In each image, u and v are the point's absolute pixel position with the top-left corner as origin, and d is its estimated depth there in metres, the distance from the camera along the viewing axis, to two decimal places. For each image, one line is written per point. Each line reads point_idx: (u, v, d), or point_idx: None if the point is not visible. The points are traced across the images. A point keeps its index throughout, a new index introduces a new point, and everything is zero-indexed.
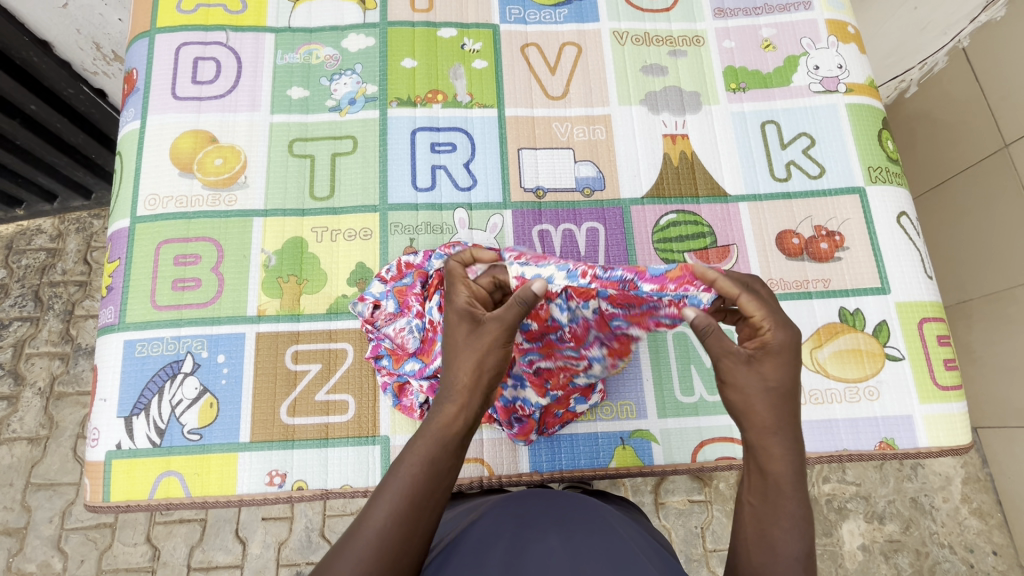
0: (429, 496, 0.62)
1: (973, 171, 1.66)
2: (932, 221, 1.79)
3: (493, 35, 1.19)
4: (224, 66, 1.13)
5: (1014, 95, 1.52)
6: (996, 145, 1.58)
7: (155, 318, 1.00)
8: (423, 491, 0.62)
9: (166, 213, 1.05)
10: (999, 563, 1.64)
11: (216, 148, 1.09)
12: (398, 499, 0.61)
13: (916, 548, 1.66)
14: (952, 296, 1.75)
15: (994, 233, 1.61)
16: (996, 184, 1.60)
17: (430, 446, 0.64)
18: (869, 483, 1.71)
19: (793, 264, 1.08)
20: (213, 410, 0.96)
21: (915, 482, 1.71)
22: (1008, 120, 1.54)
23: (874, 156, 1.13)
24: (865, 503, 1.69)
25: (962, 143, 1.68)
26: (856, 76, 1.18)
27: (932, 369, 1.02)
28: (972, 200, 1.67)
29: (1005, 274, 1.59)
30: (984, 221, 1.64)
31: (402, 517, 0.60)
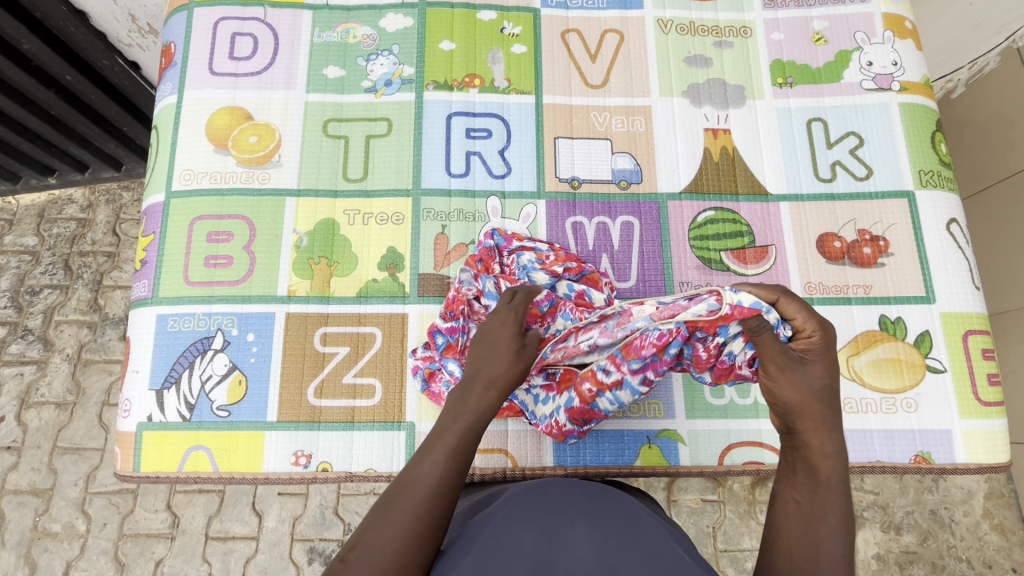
0: (464, 464, 0.66)
1: (1018, 178, 1.60)
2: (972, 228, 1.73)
3: (533, 19, 1.16)
4: (262, 43, 1.12)
5: None
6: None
7: (187, 294, 1.00)
8: (462, 457, 0.65)
9: (200, 189, 1.05)
10: None
11: (251, 126, 1.08)
12: (440, 465, 0.64)
13: (932, 561, 1.63)
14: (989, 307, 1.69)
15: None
16: None
17: (470, 421, 0.68)
18: (888, 493, 1.67)
19: (833, 269, 1.04)
20: (242, 387, 0.97)
21: (936, 494, 1.67)
22: None
23: (926, 160, 1.08)
24: (883, 513, 1.65)
25: (1010, 149, 1.61)
26: (911, 74, 1.13)
27: (975, 384, 0.98)
28: (1017, 208, 1.60)
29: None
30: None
31: (444, 480, 0.63)
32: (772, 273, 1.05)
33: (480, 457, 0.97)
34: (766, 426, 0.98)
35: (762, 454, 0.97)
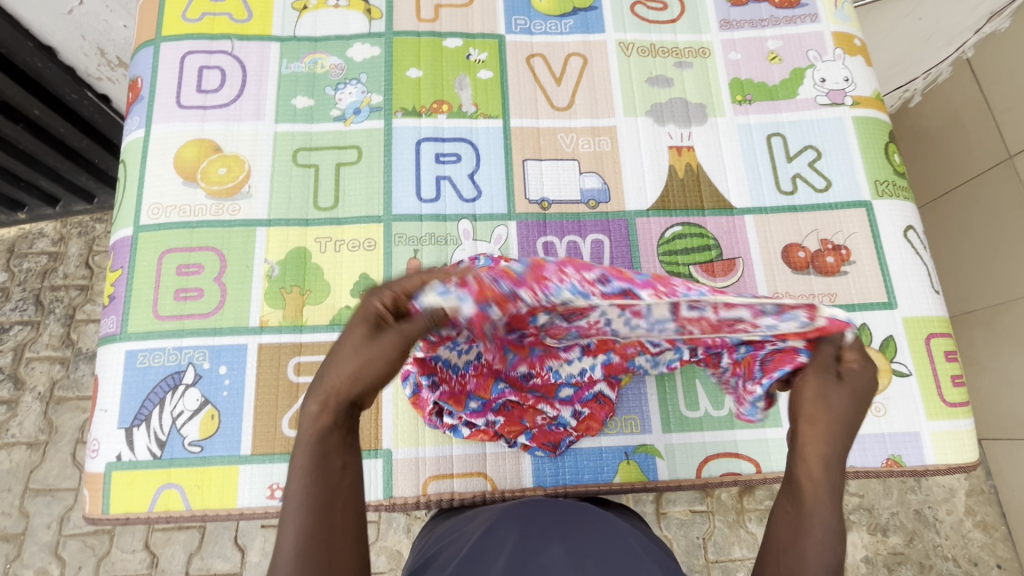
0: (328, 510, 0.59)
1: (975, 182, 1.66)
2: (934, 232, 1.80)
3: (498, 45, 1.18)
4: (229, 75, 1.13)
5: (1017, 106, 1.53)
6: (1000, 155, 1.59)
7: (157, 328, 0.99)
8: (316, 507, 0.58)
9: (169, 222, 1.04)
10: None
11: (220, 157, 1.08)
12: (294, 528, 0.57)
13: (919, 560, 1.65)
14: (955, 306, 1.73)
15: (999, 243, 1.61)
16: (998, 196, 1.60)
17: (309, 469, 0.60)
18: (872, 495, 1.69)
19: (798, 278, 1.07)
20: (214, 422, 0.95)
21: (919, 494, 1.70)
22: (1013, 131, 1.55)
23: (881, 170, 1.13)
24: (869, 515, 1.67)
25: (965, 154, 1.69)
26: (862, 89, 1.17)
27: (940, 386, 1.01)
28: (976, 210, 1.66)
29: (1012, 286, 1.58)
30: (986, 232, 1.64)
31: (301, 543, 0.56)
32: (740, 285, 1.07)
33: (459, 481, 0.96)
34: (741, 437, 0.99)
35: (738, 464, 0.98)
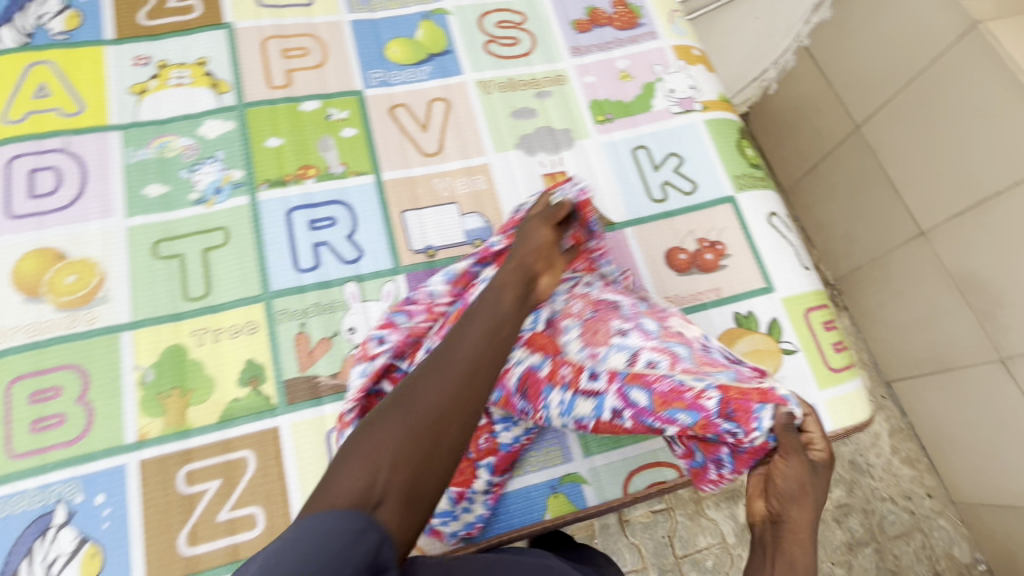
0: (474, 372, 0.70)
1: (835, 152, 1.85)
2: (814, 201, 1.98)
3: (359, 101, 1.18)
4: (66, 175, 1.04)
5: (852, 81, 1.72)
6: (848, 127, 1.78)
7: (12, 470, 0.88)
8: (496, 338, 0.74)
9: (14, 346, 0.93)
10: (935, 505, 1.72)
11: (67, 265, 0.99)
12: (450, 386, 0.68)
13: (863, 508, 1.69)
14: (845, 266, 1.93)
15: (864, 203, 1.80)
16: (853, 162, 1.80)
17: (491, 322, 0.76)
18: None
19: (684, 279, 1.12)
20: (98, 559, 0.85)
21: (850, 445, 1.77)
22: (854, 102, 1.74)
23: (738, 166, 1.21)
24: None
25: (821, 128, 1.87)
26: (708, 94, 1.27)
27: (824, 355, 1.08)
28: (842, 176, 1.85)
29: (880, 242, 1.78)
30: (852, 195, 1.84)
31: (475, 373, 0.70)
32: None
33: None
34: (660, 444, 1.01)
35: (660, 472, 0.99)
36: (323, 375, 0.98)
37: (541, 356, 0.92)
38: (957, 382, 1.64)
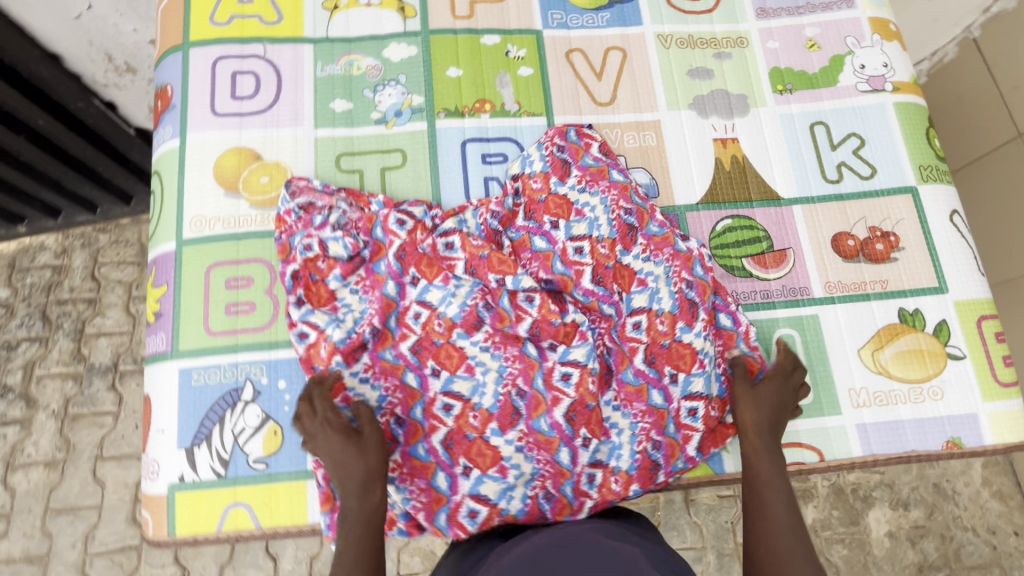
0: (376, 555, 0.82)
1: (987, 158, 1.71)
2: None
3: (537, 41, 1.16)
4: (264, 80, 1.10)
5: None
6: (1009, 133, 1.65)
7: (209, 345, 0.97)
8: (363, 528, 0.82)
9: (213, 235, 1.01)
10: (1020, 543, 1.73)
11: (260, 166, 1.05)
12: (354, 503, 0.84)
13: (941, 533, 1.73)
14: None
15: (1020, 217, 1.64)
16: (1004, 175, 1.67)
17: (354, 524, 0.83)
18: (893, 471, 1.76)
19: (849, 266, 1.08)
20: (278, 437, 0.93)
21: (937, 469, 1.76)
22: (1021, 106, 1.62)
23: (924, 155, 1.13)
24: (891, 491, 1.74)
25: (976, 129, 1.73)
26: (901, 74, 1.18)
27: (993, 366, 1.02)
28: (992, 186, 1.70)
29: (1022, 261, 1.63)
30: (988, 208, 1.71)
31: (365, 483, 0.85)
32: (793, 276, 1.07)
33: None
34: (803, 426, 1.00)
35: (801, 453, 0.99)
36: None
37: (560, 266, 1.00)
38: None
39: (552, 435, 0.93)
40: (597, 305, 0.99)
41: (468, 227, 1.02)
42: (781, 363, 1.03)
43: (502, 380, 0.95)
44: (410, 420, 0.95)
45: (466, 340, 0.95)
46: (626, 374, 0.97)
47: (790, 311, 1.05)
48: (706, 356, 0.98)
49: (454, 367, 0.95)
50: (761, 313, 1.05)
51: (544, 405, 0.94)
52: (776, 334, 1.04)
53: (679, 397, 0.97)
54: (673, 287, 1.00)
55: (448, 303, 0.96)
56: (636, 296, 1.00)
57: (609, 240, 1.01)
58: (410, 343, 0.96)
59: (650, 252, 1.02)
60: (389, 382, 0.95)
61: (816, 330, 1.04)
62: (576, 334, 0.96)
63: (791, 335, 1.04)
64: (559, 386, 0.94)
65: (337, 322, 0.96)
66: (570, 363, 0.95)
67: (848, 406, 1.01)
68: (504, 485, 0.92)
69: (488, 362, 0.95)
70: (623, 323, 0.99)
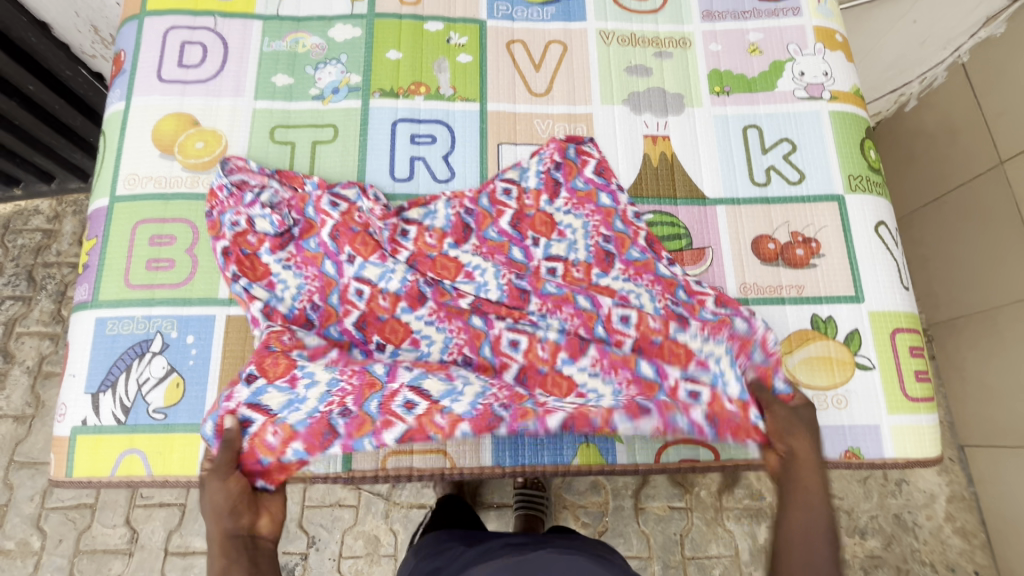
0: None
1: (971, 185, 1.68)
2: (929, 236, 1.84)
3: (479, 30, 1.19)
4: (211, 51, 1.14)
5: (1010, 111, 1.54)
6: (991, 161, 1.61)
7: (127, 297, 1.01)
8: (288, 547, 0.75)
9: (145, 193, 1.06)
10: None
11: (197, 132, 1.09)
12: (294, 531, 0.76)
13: (896, 565, 1.60)
14: (944, 312, 1.78)
15: (994, 247, 1.63)
16: (977, 205, 1.66)
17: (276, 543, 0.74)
18: (851, 498, 1.65)
19: (767, 269, 1.07)
20: (179, 389, 0.96)
21: (898, 498, 1.66)
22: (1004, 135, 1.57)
23: (854, 165, 1.13)
24: (847, 517, 1.63)
25: (959, 156, 1.71)
26: (841, 84, 1.17)
27: (902, 380, 1.01)
28: (970, 215, 1.69)
29: (999, 291, 1.61)
30: (964, 239, 1.72)
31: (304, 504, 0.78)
32: (709, 274, 1.07)
33: (419, 458, 0.97)
34: None
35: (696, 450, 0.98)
36: None
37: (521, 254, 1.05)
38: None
39: (493, 363, 0.98)
40: (574, 299, 1.01)
41: (436, 218, 1.06)
42: None
43: (447, 350, 0.98)
44: (360, 411, 0.85)
45: (410, 314, 1.00)
46: (597, 329, 0.99)
47: None
48: (711, 356, 0.93)
49: (399, 340, 0.99)
50: None
51: (491, 369, 0.97)
52: None
53: (678, 377, 0.94)
54: (659, 303, 0.99)
55: (386, 278, 1.01)
56: (616, 305, 0.99)
57: (586, 264, 1.04)
58: (354, 319, 0.99)
59: (547, 304, 1.00)
60: (346, 366, 0.91)
61: None
62: (523, 317, 0.99)
63: None
64: (508, 352, 0.98)
65: (279, 296, 0.99)
66: (517, 332, 0.99)
67: None
68: (451, 386, 0.89)
69: (434, 335, 0.99)
70: (607, 315, 0.99)
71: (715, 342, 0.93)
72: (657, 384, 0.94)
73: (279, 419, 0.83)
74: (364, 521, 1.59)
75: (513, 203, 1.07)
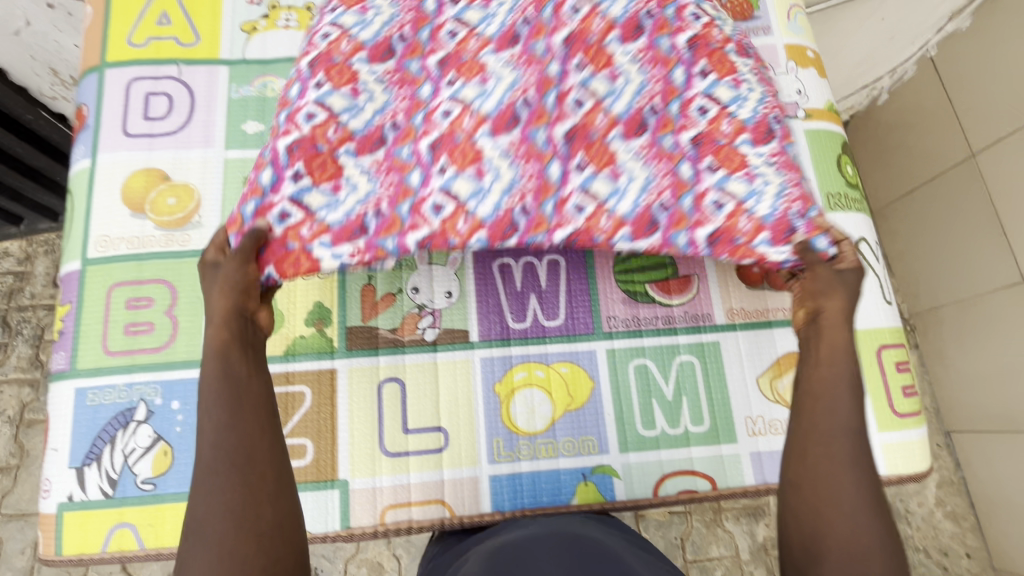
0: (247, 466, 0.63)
1: (943, 177, 1.70)
2: (906, 229, 1.84)
3: None
4: (177, 102, 1.11)
5: (979, 105, 1.56)
6: (963, 153, 1.63)
7: (106, 365, 0.98)
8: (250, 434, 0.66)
9: (118, 255, 1.03)
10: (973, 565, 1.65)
11: (168, 187, 1.06)
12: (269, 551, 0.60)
13: None
14: (924, 301, 1.80)
15: (965, 238, 1.66)
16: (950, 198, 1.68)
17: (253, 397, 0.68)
18: None
19: (753, 293, 1.08)
20: (168, 458, 0.94)
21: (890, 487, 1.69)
22: (974, 128, 1.58)
23: (831, 183, 1.14)
24: None
25: (933, 149, 1.71)
26: (815, 101, 1.19)
27: (890, 397, 1.02)
28: (945, 205, 1.70)
29: (977, 281, 1.64)
30: (940, 228, 1.73)
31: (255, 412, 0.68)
32: (696, 302, 1.07)
33: (417, 509, 0.96)
34: (697, 454, 1.00)
35: (693, 481, 0.99)
36: (382, 327, 1.03)
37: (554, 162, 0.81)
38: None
39: (545, 56, 0.86)
40: (678, 159, 0.81)
41: (485, 200, 0.80)
42: (678, 391, 1.03)
43: (513, 88, 0.84)
44: (405, 125, 0.83)
45: (353, 157, 0.82)
46: (681, 163, 0.81)
47: (691, 337, 1.06)
48: (760, 179, 0.79)
49: (471, 77, 0.84)
50: (661, 339, 1.05)
51: (547, 118, 0.83)
52: (675, 360, 1.04)
53: (710, 183, 0.80)
54: (780, 203, 0.78)
55: (328, 208, 0.79)
56: (721, 86, 0.84)
57: (621, 220, 0.80)
58: (429, 141, 0.82)
59: (647, 154, 0.81)
60: (388, 179, 0.81)
61: (716, 357, 1.05)
62: (609, 165, 0.81)
63: (691, 361, 1.04)
64: (566, 15, 0.87)
65: (332, 205, 0.80)
66: (588, 92, 0.84)
67: (743, 434, 1.02)
68: (479, 185, 0.80)
69: (505, 75, 0.85)
70: (688, 98, 0.83)
71: (774, 171, 0.80)
72: (680, 90, 0.84)
73: (341, 121, 0.83)
74: (366, 547, 1.58)
75: (581, 114, 0.83)
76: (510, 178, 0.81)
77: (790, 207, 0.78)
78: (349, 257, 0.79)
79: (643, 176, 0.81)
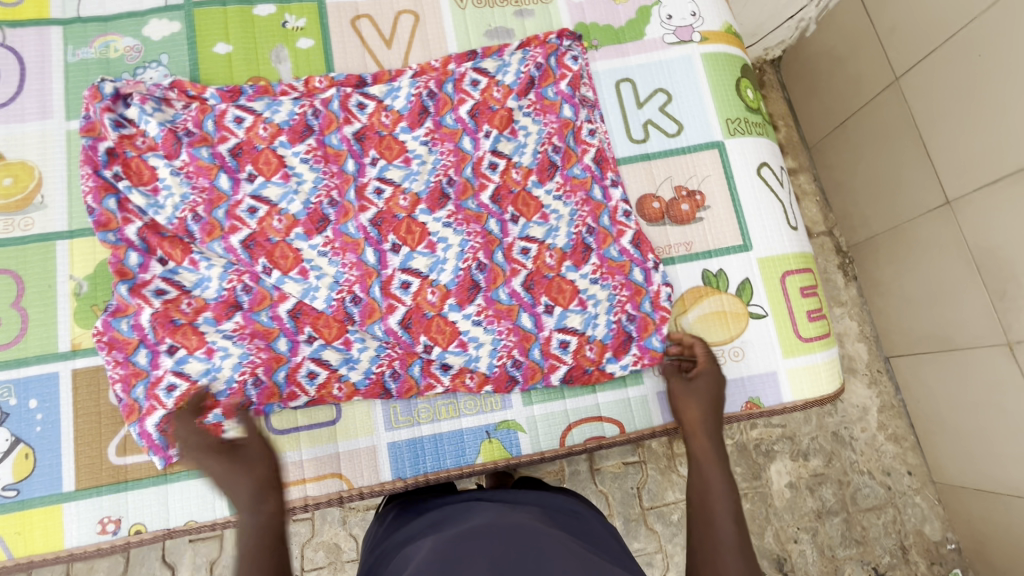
0: None
1: (870, 108, 1.55)
2: (840, 163, 1.70)
3: (318, 10, 1.07)
4: (4, 70, 0.99)
5: (901, 25, 1.41)
6: (887, 79, 1.48)
7: None
8: None
9: None
10: (914, 483, 1.57)
11: (3, 166, 0.95)
12: None
13: (839, 479, 1.56)
14: (860, 234, 1.68)
15: (893, 165, 1.52)
16: (879, 129, 1.54)
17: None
18: (793, 423, 1.58)
19: (654, 229, 1.03)
20: (30, 461, 0.87)
21: (836, 417, 1.60)
22: (898, 50, 1.43)
23: (731, 108, 1.09)
24: (791, 443, 1.56)
25: (859, 79, 1.56)
26: (711, 23, 1.13)
27: (795, 322, 1.01)
28: (876, 135, 1.55)
29: (904, 207, 1.51)
30: (867, 159, 1.60)
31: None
32: None
33: (313, 485, 0.91)
34: (604, 399, 0.97)
35: (600, 427, 0.96)
36: None
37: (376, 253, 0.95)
38: (958, 368, 1.43)
39: (340, 149, 0.98)
40: (517, 315, 0.94)
41: (317, 296, 0.93)
42: None
43: (316, 190, 0.96)
44: (208, 219, 0.93)
45: (212, 325, 0.90)
46: (496, 255, 0.96)
47: None
48: (594, 299, 0.96)
49: (270, 173, 0.96)
50: None
51: (336, 123, 0.99)
52: None
53: (552, 326, 0.95)
54: (612, 318, 0.96)
55: (204, 285, 0.92)
56: (502, 141, 1.01)
57: (445, 289, 0.94)
58: (289, 306, 0.93)
59: (455, 220, 0.96)
60: (198, 181, 0.94)
61: None
62: (423, 241, 0.95)
63: None
64: (354, 111, 1.00)
65: (203, 282, 0.92)
66: (370, 96, 1.01)
67: (650, 374, 0.99)
68: (347, 355, 0.92)
69: (306, 174, 0.96)
70: (479, 159, 1.00)
71: (602, 287, 0.97)
72: (453, 72, 1.03)
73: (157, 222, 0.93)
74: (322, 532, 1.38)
75: (382, 203, 0.97)
76: (376, 347, 0.93)
77: (623, 316, 0.96)
78: (227, 280, 0.93)
79: (489, 332, 0.93)
